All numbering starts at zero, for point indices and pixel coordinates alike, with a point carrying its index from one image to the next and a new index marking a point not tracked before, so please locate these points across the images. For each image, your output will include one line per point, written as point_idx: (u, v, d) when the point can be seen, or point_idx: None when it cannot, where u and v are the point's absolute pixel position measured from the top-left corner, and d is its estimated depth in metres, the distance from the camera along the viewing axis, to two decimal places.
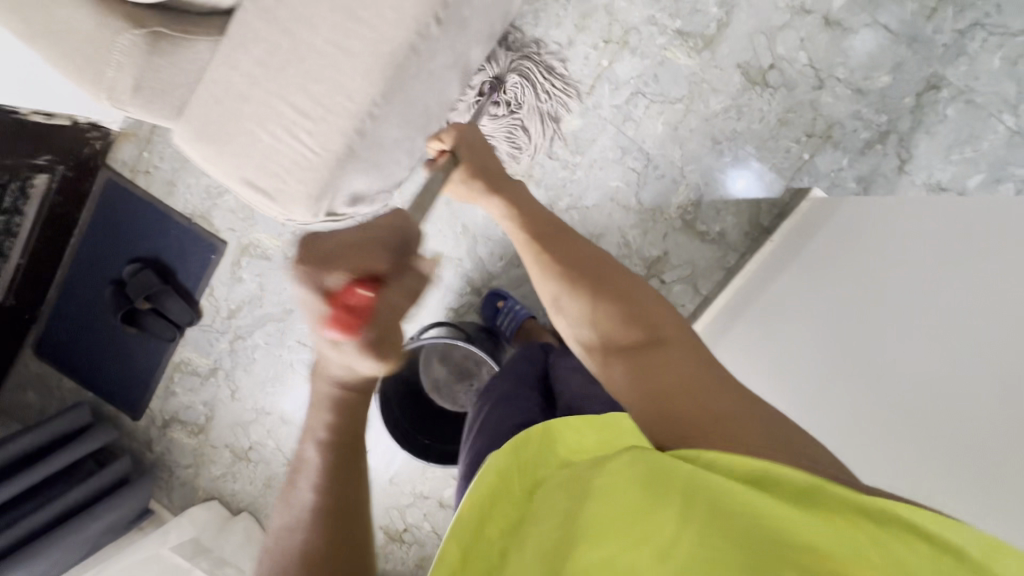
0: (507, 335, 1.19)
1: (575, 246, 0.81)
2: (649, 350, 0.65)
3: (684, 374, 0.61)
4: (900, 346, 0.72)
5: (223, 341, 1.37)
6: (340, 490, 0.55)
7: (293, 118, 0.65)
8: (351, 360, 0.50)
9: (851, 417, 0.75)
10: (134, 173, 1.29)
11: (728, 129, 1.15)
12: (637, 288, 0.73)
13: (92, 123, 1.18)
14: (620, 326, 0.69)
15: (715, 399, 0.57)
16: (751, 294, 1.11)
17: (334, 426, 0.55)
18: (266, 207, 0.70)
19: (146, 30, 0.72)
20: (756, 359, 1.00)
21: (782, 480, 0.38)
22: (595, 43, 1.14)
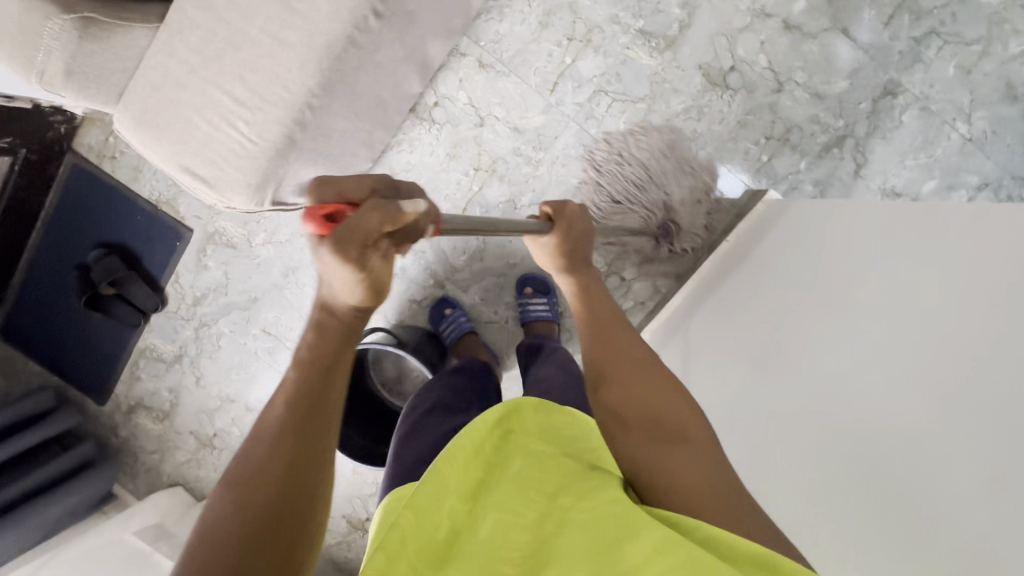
0: (448, 343, 1.23)
1: (624, 325, 0.72)
2: (670, 446, 0.56)
3: (702, 475, 0.53)
4: (881, 408, 0.66)
5: (188, 328, 1.37)
6: (311, 410, 0.51)
7: (229, 106, 0.66)
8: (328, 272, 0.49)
9: (813, 467, 0.73)
10: (100, 158, 1.29)
11: (689, 129, 1.16)
12: (667, 375, 0.64)
13: (55, 107, 1.19)
14: (644, 413, 0.60)
15: (733, 509, 0.51)
16: (704, 293, 1.14)
17: (316, 344, 0.54)
18: (203, 193, 0.70)
19: (76, 15, 0.79)
20: (716, 369, 0.99)
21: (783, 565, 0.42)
22: (559, 40, 1.14)
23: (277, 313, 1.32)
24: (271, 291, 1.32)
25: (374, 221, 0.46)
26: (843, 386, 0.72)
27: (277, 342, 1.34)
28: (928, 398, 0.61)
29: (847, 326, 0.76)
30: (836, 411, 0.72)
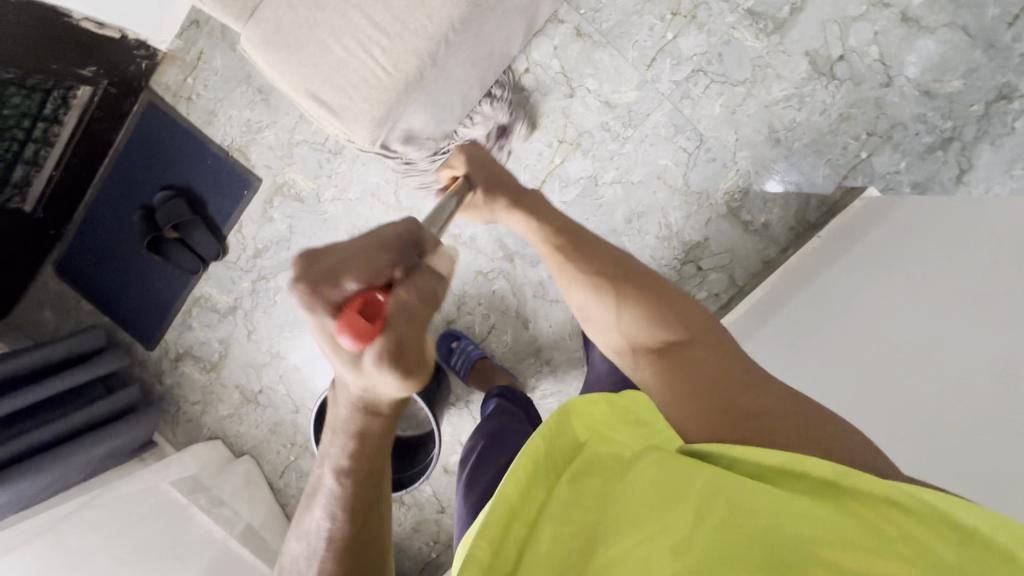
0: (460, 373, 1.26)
1: (599, 244, 0.76)
2: (678, 350, 0.64)
3: (716, 366, 0.61)
4: (930, 359, 0.70)
5: (246, 280, 1.34)
6: (367, 512, 0.53)
7: (368, 32, 0.63)
8: (374, 381, 0.44)
9: (895, 420, 0.70)
10: (176, 98, 1.27)
11: (787, 118, 1.12)
12: (661, 287, 0.71)
13: (140, 40, 1.17)
14: (655, 328, 0.67)
15: (742, 393, 0.57)
16: (806, 298, 1.03)
17: (354, 457, 0.51)
18: (327, 123, 0.68)
19: None
20: (802, 344, 0.95)
21: (806, 473, 0.40)
22: (661, 15, 1.11)
23: None
24: None
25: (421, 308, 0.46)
26: (909, 341, 0.75)
27: None
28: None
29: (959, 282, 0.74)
30: (884, 365, 0.77)
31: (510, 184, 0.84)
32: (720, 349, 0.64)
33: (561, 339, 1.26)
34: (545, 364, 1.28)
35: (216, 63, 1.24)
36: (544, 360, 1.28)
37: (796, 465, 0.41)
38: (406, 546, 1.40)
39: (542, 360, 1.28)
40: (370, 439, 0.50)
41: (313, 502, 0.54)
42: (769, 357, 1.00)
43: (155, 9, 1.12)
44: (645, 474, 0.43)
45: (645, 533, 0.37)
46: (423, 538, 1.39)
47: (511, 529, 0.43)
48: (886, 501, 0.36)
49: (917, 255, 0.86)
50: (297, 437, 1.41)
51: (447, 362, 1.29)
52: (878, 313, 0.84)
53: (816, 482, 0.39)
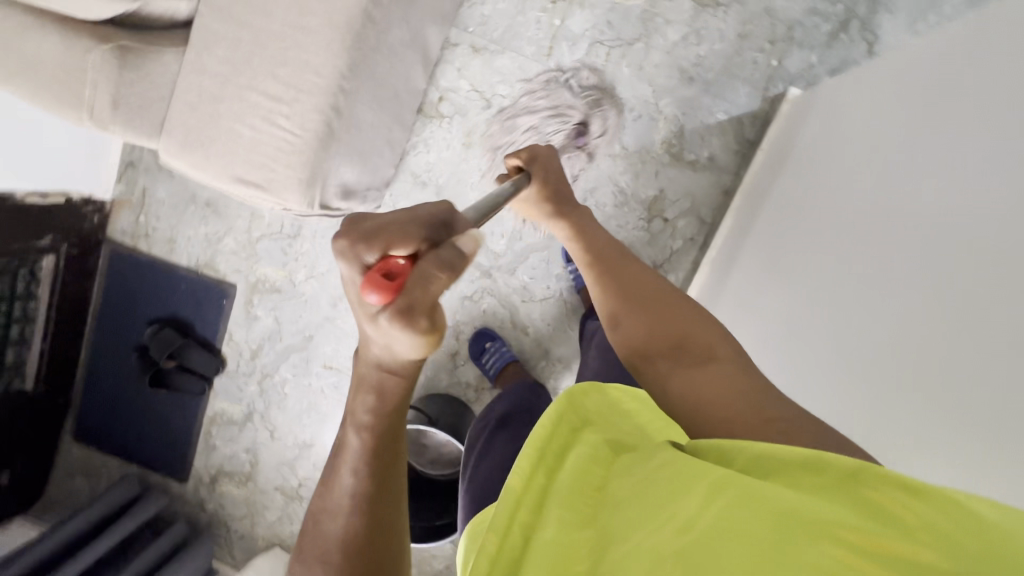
0: (493, 373, 1.24)
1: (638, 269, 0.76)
2: (695, 366, 0.59)
3: (725, 385, 0.55)
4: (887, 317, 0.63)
5: (252, 383, 1.36)
6: (382, 483, 0.51)
7: (267, 106, 0.67)
8: (390, 340, 0.42)
9: (865, 394, 0.62)
10: (135, 239, 1.32)
11: (691, 56, 1.16)
12: (684, 303, 0.68)
13: (84, 196, 1.23)
14: (669, 343, 0.64)
15: (755, 396, 0.53)
16: (774, 241, 0.98)
17: (377, 412, 0.48)
18: (261, 199, 0.71)
19: (112, 45, 0.74)
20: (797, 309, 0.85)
21: (824, 464, 0.33)
22: (543, 8, 1.16)
23: (334, 345, 1.32)
24: (324, 324, 1.31)
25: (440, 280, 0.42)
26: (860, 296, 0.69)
27: (340, 374, 1.33)
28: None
29: (937, 196, 0.62)
30: (847, 334, 0.69)
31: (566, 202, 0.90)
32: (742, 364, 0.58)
33: (564, 332, 1.27)
34: (558, 362, 1.28)
35: (161, 195, 1.30)
36: (555, 358, 1.28)
37: (814, 458, 0.34)
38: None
39: (554, 359, 1.28)
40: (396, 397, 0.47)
41: (336, 460, 0.52)
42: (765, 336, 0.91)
43: (89, 161, 1.19)
44: (668, 472, 0.39)
45: (652, 526, 0.34)
46: None
47: (518, 510, 0.40)
48: (896, 487, 0.30)
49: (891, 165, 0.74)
50: None
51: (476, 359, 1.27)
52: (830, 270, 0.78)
53: (832, 477, 0.33)
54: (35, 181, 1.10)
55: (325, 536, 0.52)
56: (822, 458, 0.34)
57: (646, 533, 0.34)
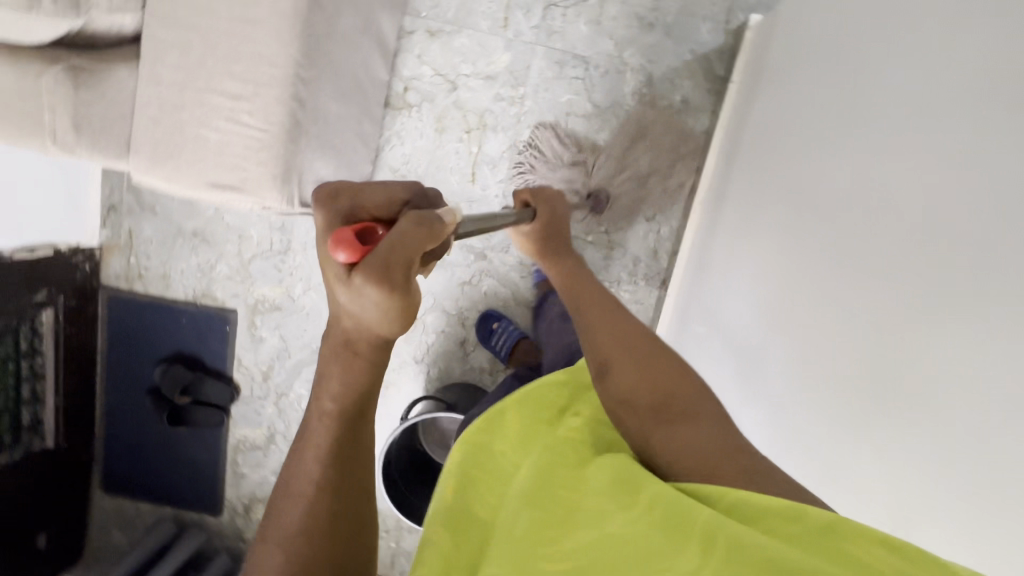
0: (502, 353, 1.23)
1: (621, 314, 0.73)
2: (677, 429, 0.56)
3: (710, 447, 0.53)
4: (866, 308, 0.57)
5: (269, 405, 1.36)
6: (348, 476, 0.50)
7: (229, 105, 0.66)
8: (358, 303, 0.42)
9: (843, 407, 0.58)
10: (129, 281, 1.32)
11: (647, 2, 1.15)
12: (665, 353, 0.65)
13: (71, 245, 1.23)
14: (655, 401, 0.59)
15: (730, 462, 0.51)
16: (758, 168, 0.97)
17: (343, 395, 0.47)
18: (238, 202, 0.71)
19: (64, 69, 0.74)
20: (763, 292, 0.83)
21: (804, 515, 0.37)
22: None
23: None
24: None
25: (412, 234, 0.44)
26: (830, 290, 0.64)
27: None
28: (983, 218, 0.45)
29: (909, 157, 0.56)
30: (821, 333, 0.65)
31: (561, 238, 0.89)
32: (721, 424, 0.56)
33: None
34: None
35: (147, 233, 1.30)
36: None
37: (792, 509, 0.38)
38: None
39: None
40: (365, 382, 0.47)
41: (301, 446, 0.50)
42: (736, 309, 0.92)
43: (70, 180, 1.20)
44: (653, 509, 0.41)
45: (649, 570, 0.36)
46: None
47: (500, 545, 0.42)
48: (869, 541, 0.34)
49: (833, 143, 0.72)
50: (389, 523, 1.39)
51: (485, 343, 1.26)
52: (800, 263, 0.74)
53: (811, 527, 0.36)
54: (19, 237, 1.11)
55: (277, 533, 0.49)
56: (806, 511, 0.37)
57: None
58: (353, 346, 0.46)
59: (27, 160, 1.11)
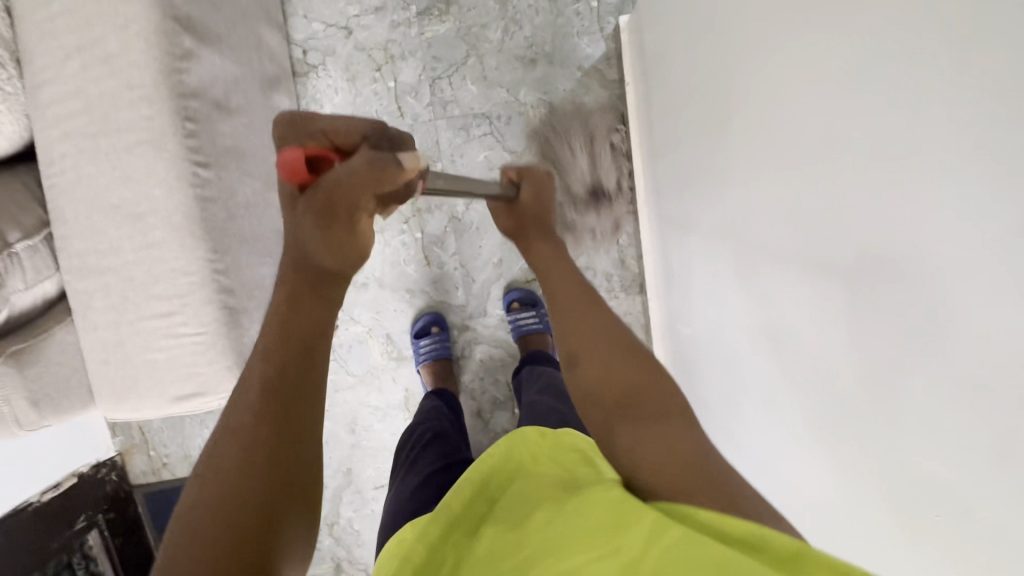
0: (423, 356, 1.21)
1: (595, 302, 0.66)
2: (647, 426, 0.51)
3: (681, 450, 0.48)
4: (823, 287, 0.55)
5: (325, 537, 1.34)
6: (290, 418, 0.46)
7: (164, 324, 0.69)
8: (309, 231, 0.47)
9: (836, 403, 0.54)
10: (157, 472, 1.34)
11: (521, 40, 1.17)
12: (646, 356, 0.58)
13: (91, 465, 1.28)
14: (615, 389, 0.55)
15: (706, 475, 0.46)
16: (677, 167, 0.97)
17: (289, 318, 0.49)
18: (207, 402, 0.73)
19: None
20: (723, 320, 0.84)
21: (768, 542, 0.37)
22: (372, 79, 1.18)
23: (374, 465, 1.30)
24: (354, 453, 1.31)
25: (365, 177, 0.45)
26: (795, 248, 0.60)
27: None
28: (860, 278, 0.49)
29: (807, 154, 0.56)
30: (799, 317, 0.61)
31: (531, 228, 0.81)
32: (701, 432, 0.51)
33: None
34: None
35: (155, 425, 1.33)
36: None
37: (756, 537, 0.38)
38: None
39: None
40: (313, 301, 0.50)
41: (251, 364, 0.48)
42: (704, 334, 0.94)
43: (76, 439, 1.24)
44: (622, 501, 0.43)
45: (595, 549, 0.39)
46: None
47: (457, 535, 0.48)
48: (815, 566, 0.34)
49: (736, 173, 0.74)
50: None
51: (414, 341, 1.24)
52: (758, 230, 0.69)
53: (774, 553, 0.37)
54: (41, 481, 1.16)
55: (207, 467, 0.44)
56: (767, 535, 0.37)
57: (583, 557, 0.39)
58: (302, 268, 0.50)
59: (42, 440, 1.16)
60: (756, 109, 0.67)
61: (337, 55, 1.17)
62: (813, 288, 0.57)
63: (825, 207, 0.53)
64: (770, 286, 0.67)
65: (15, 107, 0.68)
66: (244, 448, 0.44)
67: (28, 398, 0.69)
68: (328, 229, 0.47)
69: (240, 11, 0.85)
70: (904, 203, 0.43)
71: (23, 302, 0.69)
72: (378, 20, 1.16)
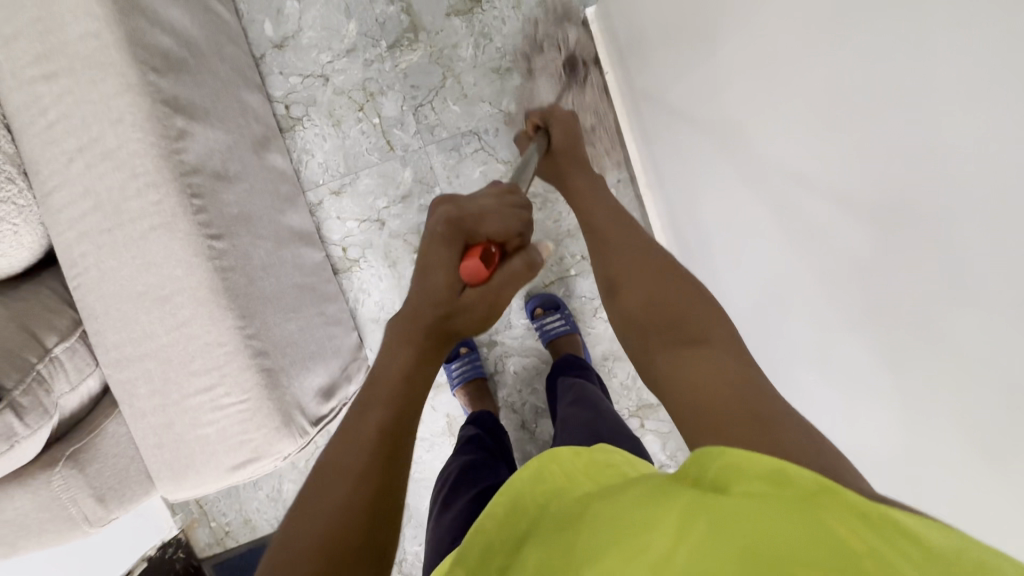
0: (455, 378, 1.23)
1: (636, 235, 0.69)
2: (687, 352, 0.53)
3: (718, 382, 0.48)
4: (839, 244, 0.55)
5: None
6: (385, 502, 0.50)
7: (209, 397, 0.70)
8: (449, 318, 0.58)
9: (863, 343, 0.55)
10: (222, 542, 1.33)
11: (494, 52, 1.18)
12: (685, 284, 0.60)
13: (157, 547, 1.30)
14: (655, 319, 0.59)
15: (733, 401, 0.46)
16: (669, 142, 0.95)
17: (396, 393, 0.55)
18: (263, 465, 0.74)
19: None
20: (751, 291, 0.82)
21: (787, 477, 0.31)
22: (357, 119, 1.19)
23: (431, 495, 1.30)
24: (409, 487, 1.31)
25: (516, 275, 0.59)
26: (805, 209, 0.60)
27: None
28: (879, 217, 0.48)
29: (806, 108, 0.56)
30: (812, 260, 0.62)
31: (565, 165, 0.87)
32: (739, 356, 0.51)
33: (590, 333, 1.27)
34: (607, 358, 1.28)
35: (211, 496, 1.33)
36: (602, 357, 1.28)
37: (776, 473, 0.31)
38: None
39: (602, 359, 1.28)
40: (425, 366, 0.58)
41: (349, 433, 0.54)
42: (733, 306, 0.91)
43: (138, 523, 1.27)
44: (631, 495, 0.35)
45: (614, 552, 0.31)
46: None
47: None
48: (845, 512, 0.28)
49: (735, 141, 0.74)
50: None
51: (446, 365, 1.25)
52: (768, 206, 0.70)
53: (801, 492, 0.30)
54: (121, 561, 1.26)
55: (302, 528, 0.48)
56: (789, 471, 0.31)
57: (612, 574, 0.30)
58: (415, 341, 0.57)
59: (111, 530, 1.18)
60: (742, 77, 0.67)
61: (318, 104, 1.19)
62: (836, 230, 0.55)
63: (837, 157, 0.52)
64: (792, 248, 0.66)
65: (32, 217, 0.70)
66: (352, 482, 0.50)
67: (94, 494, 0.70)
68: (477, 310, 0.59)
69: (221, 81, 0.87)
70: (918, 133, 0.42)
71: (69, 403, 0.70)
72: (352, 62, 1.18)
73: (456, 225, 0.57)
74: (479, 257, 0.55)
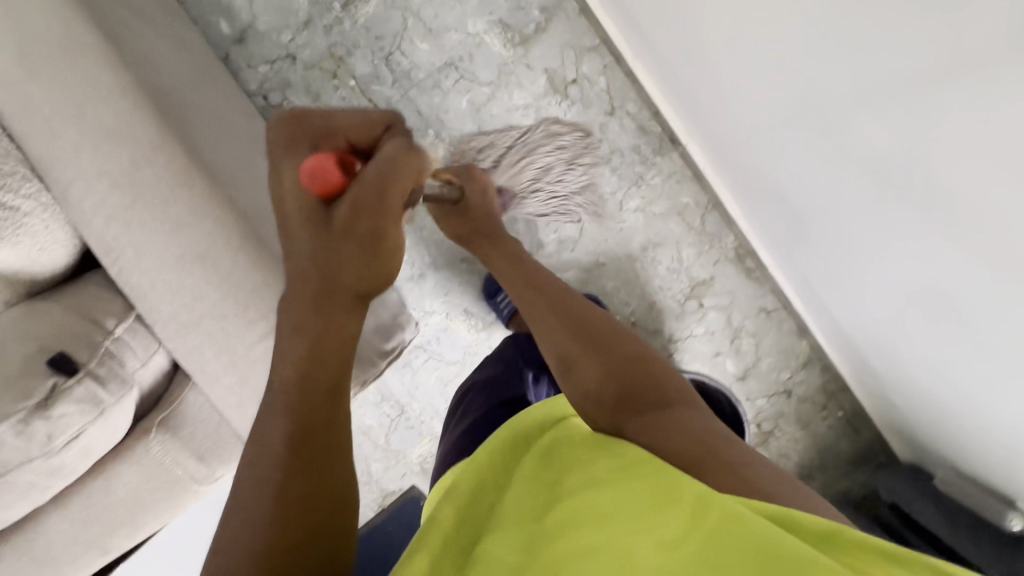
0: (504, 310, 1.22)
1: (574, 305, 0.78)
2: (655, 413, 0.60)
3: (694, 443, 0.54)
4: (876, 119, 0.73)
5: None
6: (300, 475, 0.54)
7: (275, 340, 0.70)
8: (329, 243, 0.50)
9: (929, 182, 0.72)
10: None
11: None
12: (627, 351, 0.70)
13: None
14: (624, 395, 0.63)
15: (704, 448, 0.53)
16: (681, 84, 1.11)
17: (315, 368, 0.55)
18: None
19: None
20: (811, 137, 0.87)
21: (799, 522, 0.41)
22: (334, 87, 1.19)
23: None
24: None
25: (404, 177, 0.50)
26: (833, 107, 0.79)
27: None
28: (928, 76, 0.63)
29: None
30: (860, 143, 0.79)
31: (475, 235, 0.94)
32: (690, 413, 0.60)
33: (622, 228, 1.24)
34: (646, 249, 1.25)
35: None
36: (642, 249, 1.26)
37: (786, 516, 0.42)
38: (814, 420, 1.33)
39: (642, 250, 1.26)
40: (337, 342, 0.55)
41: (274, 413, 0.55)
42: (800, 196, 1.00)
43: None
44: (640, 492, 0.46)
45: (627, 543, 0.42)
46: (814, 416, 1.33)
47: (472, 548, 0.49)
48: (875, 553, 0.37)
49: None
50: None
51: (492, 300, 1.24)
52: (796, 108, 0.86)
53: (810, 533, 0.40)
54: None
55: (241, 509, 0.53)
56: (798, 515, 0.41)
57: (615, 554, 0.41)
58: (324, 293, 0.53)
59: None
60: None
61: (293, 84, 1.19)
62: (868, 100, 0.73)
63: None
64: (838, 110, 0.78)
65: (59, 216, 0.71)
66: (280, 447, 0.54)
67: (194, 454, 0.72)
68: (352, 259, 0.51)
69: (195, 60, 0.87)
70: None
71: (147, 376, 0.72)
72: (312, 33, 1.17)
73: (302, 137, 0.53)
74: (328, 159, 0.48)
